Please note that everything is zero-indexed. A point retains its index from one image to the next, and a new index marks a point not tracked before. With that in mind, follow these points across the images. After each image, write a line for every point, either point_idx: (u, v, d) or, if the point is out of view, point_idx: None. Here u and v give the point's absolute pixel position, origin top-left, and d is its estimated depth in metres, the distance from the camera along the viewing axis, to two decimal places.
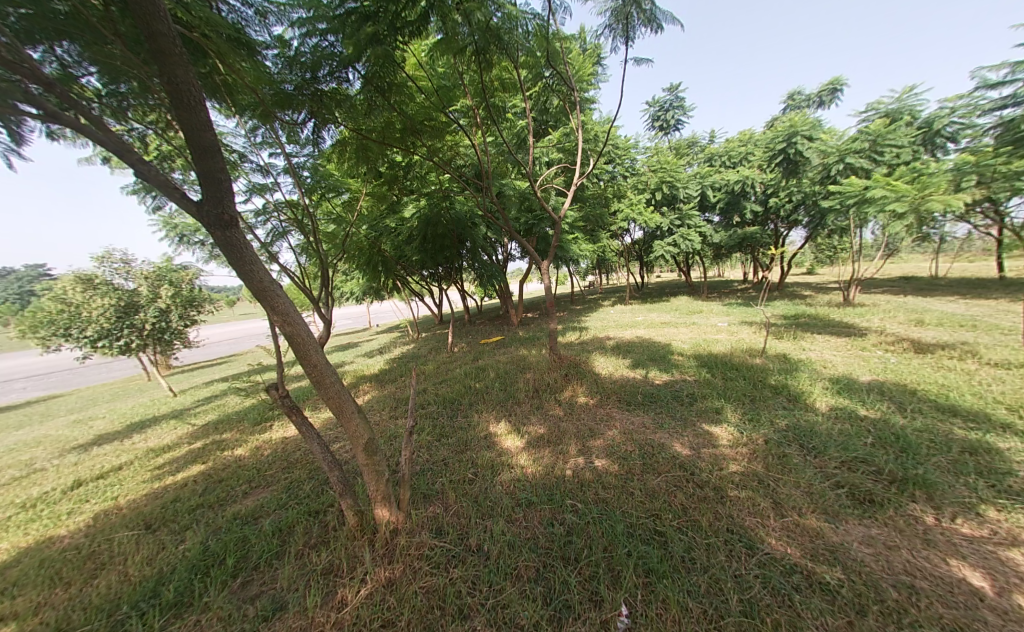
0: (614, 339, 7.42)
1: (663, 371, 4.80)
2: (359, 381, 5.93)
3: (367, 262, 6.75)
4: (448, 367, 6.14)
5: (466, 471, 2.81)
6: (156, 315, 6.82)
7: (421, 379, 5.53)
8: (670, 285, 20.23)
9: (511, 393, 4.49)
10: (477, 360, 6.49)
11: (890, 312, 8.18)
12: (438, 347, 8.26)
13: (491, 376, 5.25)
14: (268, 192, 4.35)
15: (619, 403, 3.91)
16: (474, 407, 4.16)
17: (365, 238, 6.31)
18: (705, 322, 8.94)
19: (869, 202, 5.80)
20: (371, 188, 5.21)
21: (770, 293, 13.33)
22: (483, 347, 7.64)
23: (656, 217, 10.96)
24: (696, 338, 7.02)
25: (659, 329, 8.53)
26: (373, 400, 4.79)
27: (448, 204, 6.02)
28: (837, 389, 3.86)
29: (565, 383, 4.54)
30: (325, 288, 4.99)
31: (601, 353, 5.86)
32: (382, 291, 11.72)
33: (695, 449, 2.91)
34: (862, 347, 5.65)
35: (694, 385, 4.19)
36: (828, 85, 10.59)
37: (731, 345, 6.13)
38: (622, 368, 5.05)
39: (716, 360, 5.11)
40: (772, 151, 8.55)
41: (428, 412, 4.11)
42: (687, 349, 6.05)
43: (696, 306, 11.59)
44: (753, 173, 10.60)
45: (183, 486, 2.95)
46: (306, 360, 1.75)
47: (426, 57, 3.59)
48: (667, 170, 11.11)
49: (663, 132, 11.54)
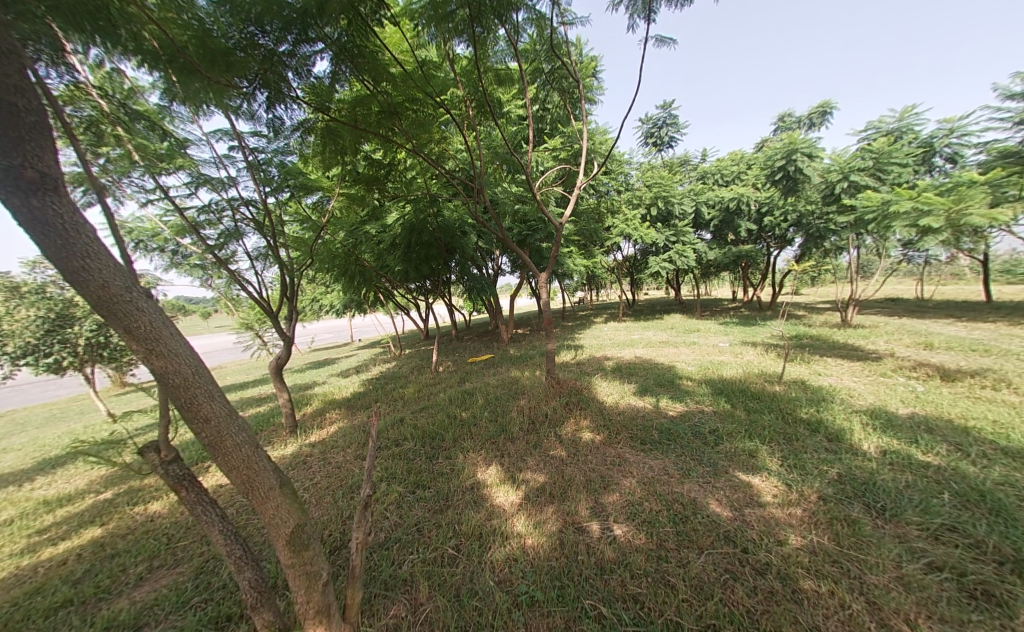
0: (612, 360, 6.86)
1: (674, 399, 4.24)
2: (327, 407, 5.14)
3: (343, 272, 6.07)
4: (431, 391, 5.44)
5: (445, 545, 2.12)
6: (92, 330, 5.90)
7: (399, 407, 4.81)
8: (661, 303, 20.10)
9: (503, 427, 3.81)
10: (464, 383, 5.80)
11: (894, 335, 7.94)
12: (422, 366, 7.53)
13: (480, 404, 4.58)
14: (223, 188, 3.73)
15: (632, 442, 3.29)
16: (459, 446, 3.45)
17: (342, 245, 5.65)
18: (705, 342, 8.51)
19: (891, 218, 5.48)
20: (346, 186, 4.63)
21: (764, 313, 13.16)
22: (471, 368, 6.95)
23: (652, 233, 10.66)
24: (701, 360, 6.53)
25: (658, 348, 8.05)
26: (339, 433, 4.03)
27: (435, 210, 5.48)
28: (878, 426, 3.36)
29: (566, 414, 3.90)
30: (291, 306, 4.33)
31: (602, 377, 5.27)
32: (364, 304, 10.98)
33: (737, 510, 2.34)
34: (881, 373, 5.24)
35: (716, 419, 3.62)
36: (818, 107, 10.70)
37: (741, 368, 5.66)
38: (629, 395, 4.45)
39: (730, 387, 4.59)
40: (772, 168, 8.42)
41: (403, 453, 3.38)
42: (695, 373, 5.53)
43: (693, 324, 11.23)
44: (747, 190, 10.50)
45: (58, 567, 2.12)
46: (190, 409, 1.11)
47: (414, 34, 3.13)
48: (663, 184, 10.85)
49: (657, 149, 11.40)
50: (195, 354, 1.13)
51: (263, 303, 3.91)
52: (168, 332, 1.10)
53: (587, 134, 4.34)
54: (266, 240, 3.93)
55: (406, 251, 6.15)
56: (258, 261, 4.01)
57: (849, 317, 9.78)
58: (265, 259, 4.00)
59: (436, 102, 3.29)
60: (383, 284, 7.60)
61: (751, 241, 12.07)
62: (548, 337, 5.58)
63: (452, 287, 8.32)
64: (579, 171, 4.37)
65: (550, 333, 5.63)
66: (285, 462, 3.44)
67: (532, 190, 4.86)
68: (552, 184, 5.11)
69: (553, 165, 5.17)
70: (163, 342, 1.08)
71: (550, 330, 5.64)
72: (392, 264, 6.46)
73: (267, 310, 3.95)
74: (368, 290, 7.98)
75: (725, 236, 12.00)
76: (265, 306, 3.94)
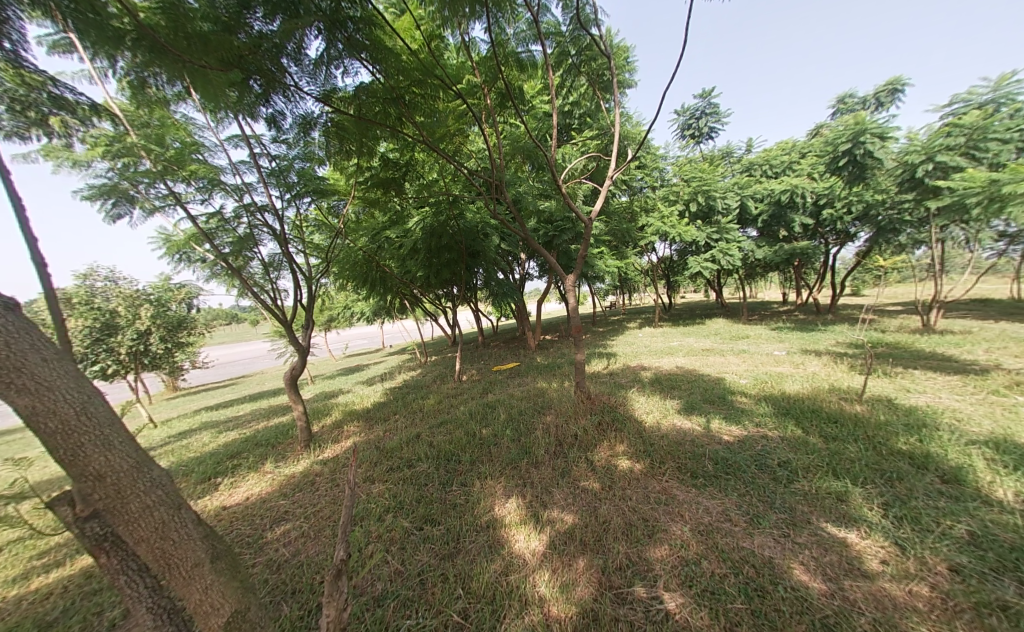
0: (650, 370, 6.23)
1: (729, 421, 3.60)
2: (346, 419, 4.97)
3: (363, 277, 5.99)
4: (451, 403, 5.14)
5: (451, 609, 1.76)
6: (134, 338, 6.22)
7: (418, 420, 4.52)
8: (700, 307, 18.76)
9: (527, 449, 3.38)
10: (486, 395, 5.45)
11: (997, 342, 6.64)
12: (445, 375, 7.28)
13: (502, 419, 4.20)
14: (237, 195, 3.67)
15: (680, 475, 2.74)
16: (475, 471, 3.08)
17: (362, 251, 5.54)
18: (756, 351, 7.59)
19: (1006, 199, 4.48)
20: (363, 189, 4.51)
21: (822, 317, 11.76)
22: (495, 377, 6.60)
23: (691, 231, 9.84)
24: (755, 372, 5.75)
25: (701, 357, 7.27)
26: (353, 450, 3.79)
27: (456, 212, 5.24)
28: (1013, 464, 2.58)
29: (599, 435, 3.41)
30: (309, 318, 4.22)
31: (639, 390, 4.70)
32: (391, 311, 11.01)
33: (833, 581, 1.76)
34: (991, 389, 4.27)
35: (786, 450, 2.98)
36: (886, 84, 9.44)
37: (805, 382, 4.86)
38: (673, 413, 3.86)
39: (796, 406, 3.88)
40: (833, 152, 7.40)
41: (415, 477, 3.05)
42: (749, 387, 4.82)
43: (740, 330, 10.19)
44: (800, 181, 9.44)
45: (40, 602, 1.98)
46: (77, 463, 1.04)
47: (424, 18, 2.89)
48: (702, 178, 10.00)
49: (695, 140, 10.58)
50: (72, 384, 1.07)
51: (277, 311, 3.76)
52: (32, 358, 1.03)
53: (618, 120, 3.86)
54: (280, 247, 3.82)
55: (427, 257, 5.94)
56: (272, 269, 3.91)
57: (932, 321, 8.40)
58: (278, 266, 3.90)
59: (449, 88, 3.00)
60: (406, 291, 7.47)
61: (806, 237, 10.85)
62: (577, 345, 5.12)
63: (476, 293, 8.05)
64: (611, 162, 3.90)
65: (580, 341, 5.12)
66: (292, 483, 3.22)
67: (558, 184, 4.44)
68: (580, 178, 4.66)
69: (581, 156, 4.72)
70: (26, 372, 1.01)
71: (579, 338, 5.16)
72: (413, 270, 6.27)
73: (281, 318, 3.81)
74: (392, 297, 7.89)
75: (775, 232, 10.87)
76: (280, 313, 3.80)
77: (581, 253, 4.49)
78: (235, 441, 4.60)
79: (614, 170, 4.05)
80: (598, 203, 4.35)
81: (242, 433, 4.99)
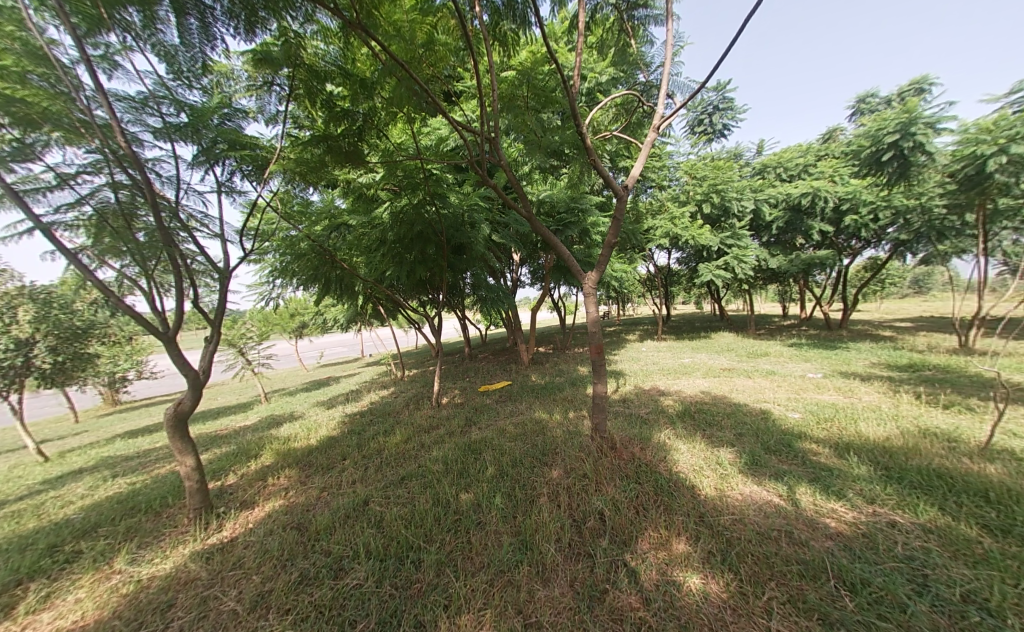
0: (671, 397, 5.12)
1: (823, 492, 2.48)
2: (276, 466, 3.64)
3: (316, 274, 4.78)
4: (423, 440, 3.90)
5: None
6: (8, 349, 4.74)
7: (373, 472, 3.25)
8: (699, 319, 17.95)
9: (527, 541, 2.15)
10: (469, 429, 4.23)
11: None
12: (421, 398, 6.01)
13: (490, 474, 2.99)
14: (84, 137, 2.42)
15: (806, 624, 1.53)
16: (442, 592, 1.83)
17: (311, 240, 4.34)
18: (786, 372, 6.59)
19: None
20: (304, 153, 3.29)
21: (837, 334, 10.97)
22: (482, 402, 5.40)
23: (704, 234, 8.89)
24: (803, 403, 4.68)
25: (725, 378, 6.21)
26: (260, 531, 2.50)
27: (436, 193, 4.08)
28: None
29: (638, 519, 2.19)
30: (217, 332, 2.94)
31: (674, 431, 3.55)
32: (366, 317, 9.71)
33: None
34: None
35: (950, 560, 1.84)
36: (912, 83, 8.77)
37: (880, 421, 3.80)
38: (735, 475, 2.71)
39: (902, 463, 2.78)
40: (875, 146, 6.51)
41: (342, 604, 1.80)
42: (811, 427, 3.73)
43: (756, 346, 9.26)
44: (822, 184, 8.67)
45: None
46: None
47: None
48: (716, 177, 9.12)
49: (708, 137, 9.75)
50: None
51: (146, 317, 2.43)
52: None
53: (673, 40, 2.54)
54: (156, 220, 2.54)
55: (399, 251, 4.71)
56: (144, 254, 2.62)
57: (970, 341, 7.64)
58: (153, 252, 2.60)
59: None
60: (378, 293, 6.26)
61: (822, 246, 10.09)
62: (598, 377, 2.91)
63: (462, 300, 6.87)
64: (661, 101, 2.58)
65: (599, 367, 2.86)
66: (133, 610, 1.90)
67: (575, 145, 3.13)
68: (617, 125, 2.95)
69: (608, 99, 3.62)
70: None
71: (604, 364, 2.86)
72: (382, 267, 5.05)
73: (153, 331, 2.49)
74: (363, 299, 6.66)
75: (789, 240, 10.08)
76: (155, 321, 2.49)
77: (604, 242, 2.81)
78: (107, 500, 3.24)
79: (660, 119, 2.67)
80: (636, 167, 2.56)
81: (130, 483, 3.63)
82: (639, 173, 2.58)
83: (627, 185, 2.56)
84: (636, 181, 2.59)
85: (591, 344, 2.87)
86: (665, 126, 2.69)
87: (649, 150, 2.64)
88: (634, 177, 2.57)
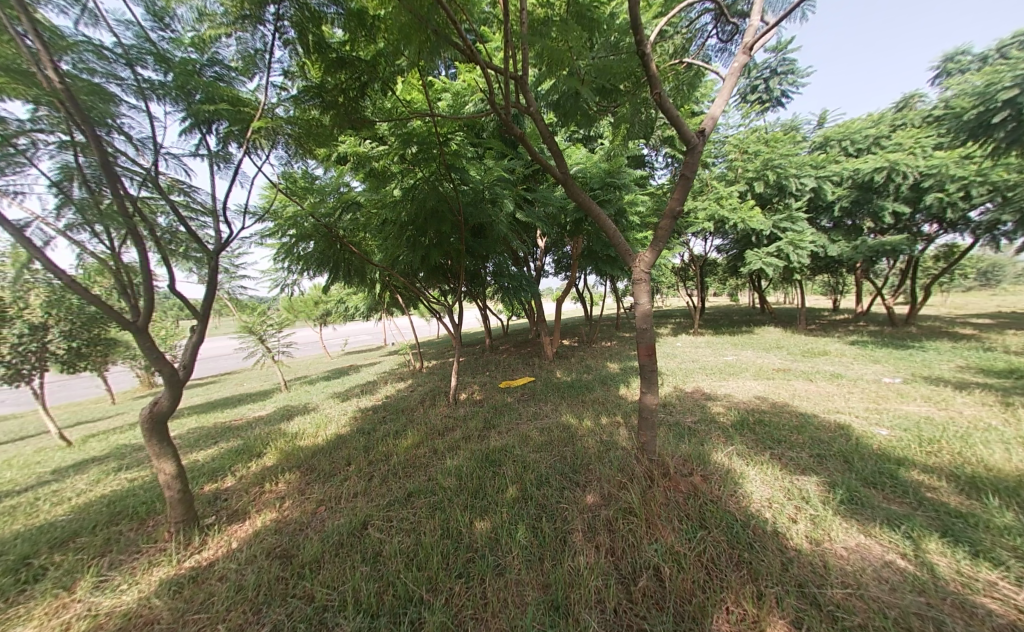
0: (721, 402, 4.44)
1: (967, 553, 1.80)
2: (277, 468, 3.32)
3: (326, 259, 4.41)
4: (437, 445, 3.48)
5: None
6: (24, 334, 4.92)
7: (377, 484, 2.85)
8: (736, 312, 16.67)
9: (558, 604, 1.64)
10: (488, 433, 3.77)
11: None
12: (438, 393, 5.63)
13: (510, 497, 2.48)
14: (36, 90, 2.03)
15: None
16: None
17: (317, 221, 3.94)
18: (855, 374, 5.67)
19: None
20: (294, 113, 2.79)
21: (906, 331, 9.65)
22: (503, 400, 4.94)
23: (755, 217, 7.91)
24: (888, 415, 3.87)
25: (780, 381, 5.41)
26: (240, 557, 2.14)
27: (452, 166, 3.53)
28: None
29: (709, 586, 1.62)
30: (202, 322, 2.57)
31: (735, 449, 2.90)
32: (385, 306, 9.47)
33: None
34: None
35: None
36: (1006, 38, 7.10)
37: (1009, 446, 2.97)
38: (832, 517, 2.07)
39: None
40: (981, 107, 5.42)
41: None
42: (912, 449, 2.98)
43: (810, 344, 8.25)
44: (899, 156, 7.43)
45: None
46: None
47: None
48: (769, 152, 8.06)
49: (762, 106, 8.58)
50: None
51: (108, 304, 2.06)
52: None
53: None
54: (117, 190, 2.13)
55: (412, 232, 4.23)
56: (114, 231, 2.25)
57: None
58: (120, 228, 2.21)
59: None
60: (394, 280, 5.87)
61: (894, 229, 8.77)
62: (647, 386, 2.31)
63: (482, 288, 6.38)
64: (755, 16, 1.87)
65: (649, 373, 2.26)
66: None
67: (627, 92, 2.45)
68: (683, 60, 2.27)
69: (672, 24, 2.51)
70: None
71: (656, 369, 2.25)
72: (396, 252, 4.61)
73: (120, 321, 2.12)
74: (379, 287, 6.32)
75: (854, 224, 8.82)
76: (121, 310, 2.12)
77: (665, 211, 1.97)
78: (102, 500, 3.03)
79: (752, 38, 1.94)
80: (717, 104, 1.87)
81: (131, 479, 3.45)
82: (720, 114, 1.90)
83: (702, 130, 1.84)
84: (716, 123, 1.90)
85: (641, 344, 2.27)
86: (758, 49, 1.98)
87: (734, 84, 1.94)
88: (713, 119, 1.89)
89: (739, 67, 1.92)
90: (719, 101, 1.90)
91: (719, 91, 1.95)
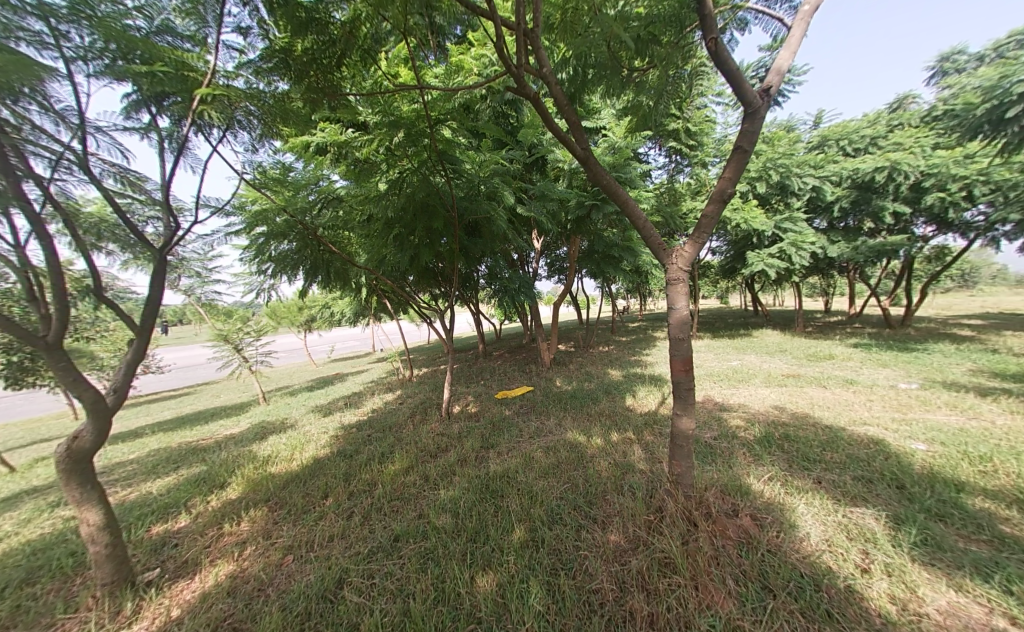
0: (736, 413, 4.11)
1: None
2: (241, 503, 2.83)
3: (302, 260, 3.95)
4: (428, 471, 3.05)
5: None
6: None
7: (358, 524, 2.40)
8: (731, 315, 16.58)
9: None
10: (486, 454, 3.35)
11: None
12: (429, 405, 5.18)
13: (518, 540, 2.07)
14: None
15: None
16: None
17: (292, 217, 3.50)
18: (867, 380, 5.43)
19: None
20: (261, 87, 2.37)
21: (905, 333, 9.55)
22: (501, 413, 4.53)
23: (756, 218, 7.71)
24: (919, 426, 3.59)
25: (793, 388, 5.13)
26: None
27: (447, 153, 3.14)
28: None
29: None
30: (140, 336, 2.11)
31: (771, 473, 2.55)
32: (373, 312, 8.98)
33: None
34: None
35: None
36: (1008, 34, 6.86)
37: None
38: (909, 562, 1.72)
39: None
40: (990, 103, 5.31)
41: None
42: (962, 468, 2.68)
43: (813, 347, 8.04)
44: (899, 156, 7.32)
45: None
46: None
47: None
48: (769, 151, 7.88)
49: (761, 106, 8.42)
50: None
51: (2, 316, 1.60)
52: None
53: None
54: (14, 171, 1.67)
55: (401, 230, 3.80)
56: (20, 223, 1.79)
57: None
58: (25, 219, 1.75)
59: None
60: (380, 283, 5.41)
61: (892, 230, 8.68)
62: (681, 407, 1.94)
63: (476, 292, 5.97)
64: None
65: (685, 392, 1.89)
66: None
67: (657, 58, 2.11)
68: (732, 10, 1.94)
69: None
70: None
71: (692, 387, 1.88)
72: (382, 252, 4.17)
73: (24, 338, 1.66)
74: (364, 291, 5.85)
75: (853, 224, 8.70)
76: (26, 326, 1.66)
77: (715, 191, 1.63)
78: (20, 549, 2.51)
79: None
80: (783, 56, 1.57)
81: (64, 518, 2.92)
82: (785, 70, 1.60)
83: (766, 89, 1.54)
84: (781, 78, 1.61)
85: (674, 357, 1.89)
86: None
87: (802, 30, 1.63)
88: (779, 74, 1.59)
89: (809, 11, 1.63)
90: (785, 53, 1.60)
91: (785, 40, 1.64)
